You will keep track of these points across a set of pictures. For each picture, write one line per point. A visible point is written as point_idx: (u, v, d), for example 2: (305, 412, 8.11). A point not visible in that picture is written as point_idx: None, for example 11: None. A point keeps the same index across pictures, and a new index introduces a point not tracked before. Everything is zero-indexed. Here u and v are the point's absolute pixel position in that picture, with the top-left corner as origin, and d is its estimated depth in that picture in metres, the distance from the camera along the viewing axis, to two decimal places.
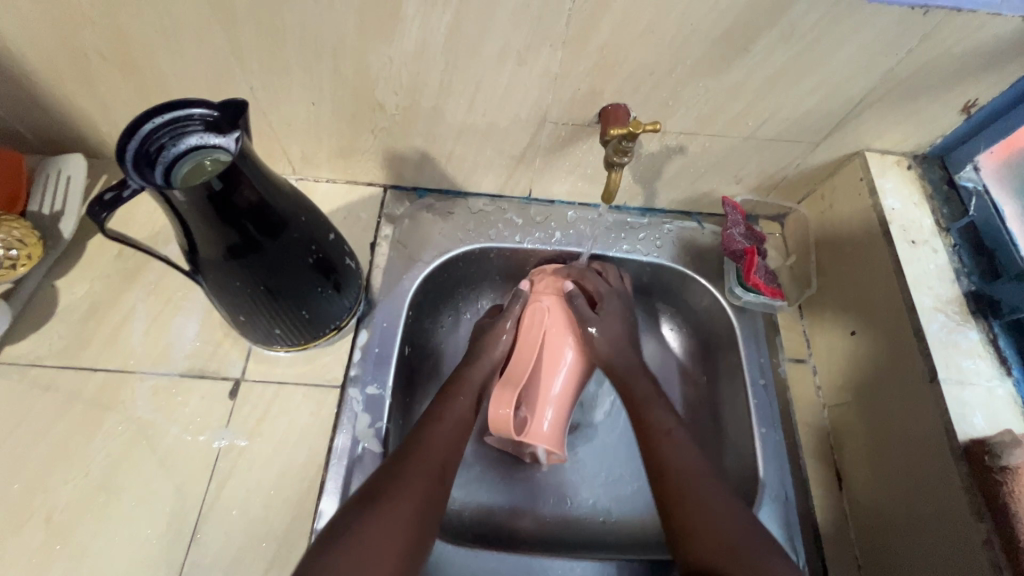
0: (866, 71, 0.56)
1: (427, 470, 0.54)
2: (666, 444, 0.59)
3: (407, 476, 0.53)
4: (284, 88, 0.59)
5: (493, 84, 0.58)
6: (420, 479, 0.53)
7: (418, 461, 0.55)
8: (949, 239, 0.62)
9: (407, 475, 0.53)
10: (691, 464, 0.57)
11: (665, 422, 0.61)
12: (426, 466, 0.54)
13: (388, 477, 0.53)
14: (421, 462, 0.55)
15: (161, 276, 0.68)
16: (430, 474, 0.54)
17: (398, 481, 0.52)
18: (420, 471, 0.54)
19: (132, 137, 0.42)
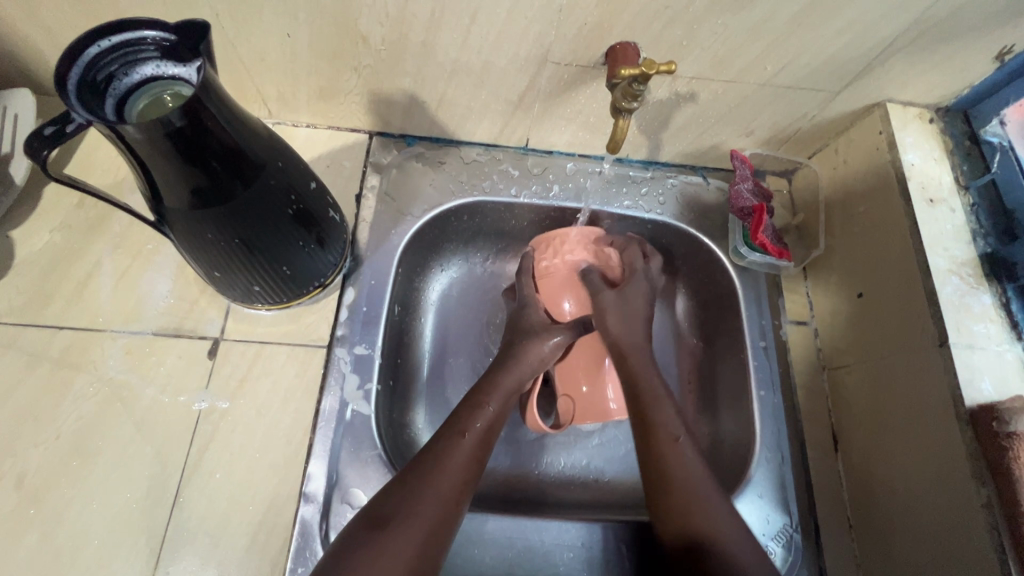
0: (901, 11, 0.51)
1: (467, 458, 0.51)
2: (671, 454, 0.52)
3: (447, 470, 0.49)
4: (255, 16, 0.53)
5: (490, 17, 0.52)
6: (460, 464, 0.50)
7: (459, 449, 0.51)
8: (968, 198, 0.60)
9: (448, 466, 0.50)
10: (695, 474, 0.51)
11: (672, 429, 0.54)
12: (467, 452, 0.51)
13: (426, 472, 0.49)
14: (460, 450, 0.51)
15: (127, 228, 0.63)
16: (470, 463, 0.51)
17: (435, 471, 0.49)
18: (460, 459, 0.51)
19: (75, 63, 0.36)
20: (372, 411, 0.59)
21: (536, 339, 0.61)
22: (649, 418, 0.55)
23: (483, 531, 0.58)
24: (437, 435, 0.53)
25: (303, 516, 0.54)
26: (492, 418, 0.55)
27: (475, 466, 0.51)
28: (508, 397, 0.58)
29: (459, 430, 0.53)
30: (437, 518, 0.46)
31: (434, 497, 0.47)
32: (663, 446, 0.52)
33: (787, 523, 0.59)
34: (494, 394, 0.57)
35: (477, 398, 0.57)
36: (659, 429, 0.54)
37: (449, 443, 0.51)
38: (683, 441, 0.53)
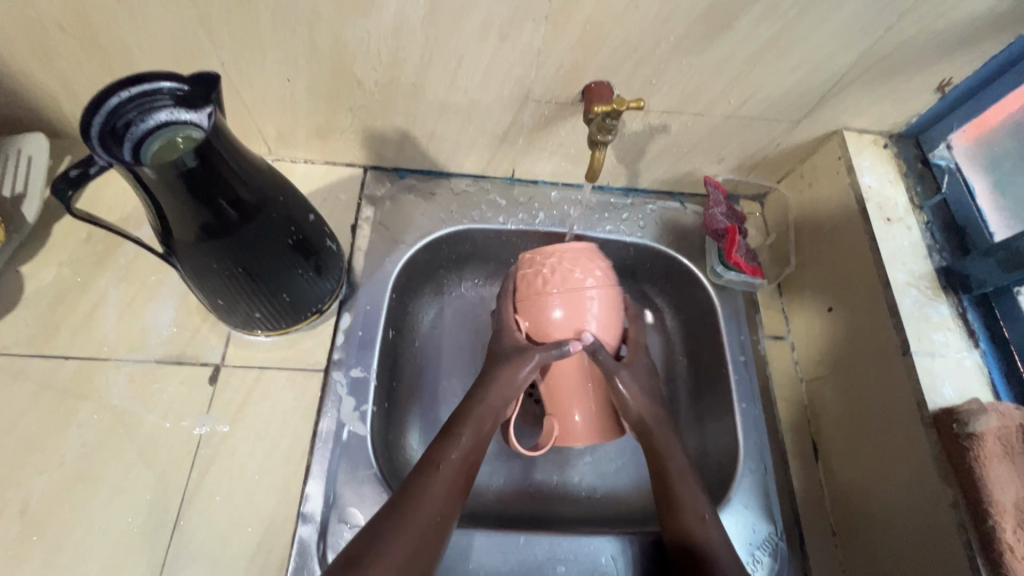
0: (846, 50, 0.56)
1: (444, 491, 0.52)
2: (699, 532, 0.54)
3: (425, 504, 0.50)
4: (258, 63, 0.57)
5: (475, 61, 0.57)
6: (438, 498, 0.51)
7: (437, 481, 0.52)
8: (923, 216, 0.64)
9: (428, 499, 0.51)
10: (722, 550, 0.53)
11: (698, 507, 0.55)
12: (445, 484, 0.52)
13: (407, 506, 0.50)
14: (438, 482, 0.52)
15: (132, 260, 0.66)
16: (449, 494, 0.52)
17: (415, 505, 0.50)
18: (439, 492, 0.51)
19: (98, 112, 0.40)
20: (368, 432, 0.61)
21: (510, 363, 0.60)
22: (674, 492, 0.57)
23: (477, 547, 0.60)
24: (415, 469, 0.54)
25: (301, 536, 0.56)
26: (467, 449, 0.55)
27: (454, 499, 0.52)
28: (484, 425, 0.58)
29: (436, 461, 0.54)
30: (417, 552, 0.47)
31: (413, 530, 0.48)
32: (688, 521, 0.54)
33: (772, 531, 0.61)
34: (467, 424, 0.57)
35: (451, 429, 0.57)
36: (685, 504, 0.56)
37: (426, 476, 0.52)
38: (709, 518, 0.55)
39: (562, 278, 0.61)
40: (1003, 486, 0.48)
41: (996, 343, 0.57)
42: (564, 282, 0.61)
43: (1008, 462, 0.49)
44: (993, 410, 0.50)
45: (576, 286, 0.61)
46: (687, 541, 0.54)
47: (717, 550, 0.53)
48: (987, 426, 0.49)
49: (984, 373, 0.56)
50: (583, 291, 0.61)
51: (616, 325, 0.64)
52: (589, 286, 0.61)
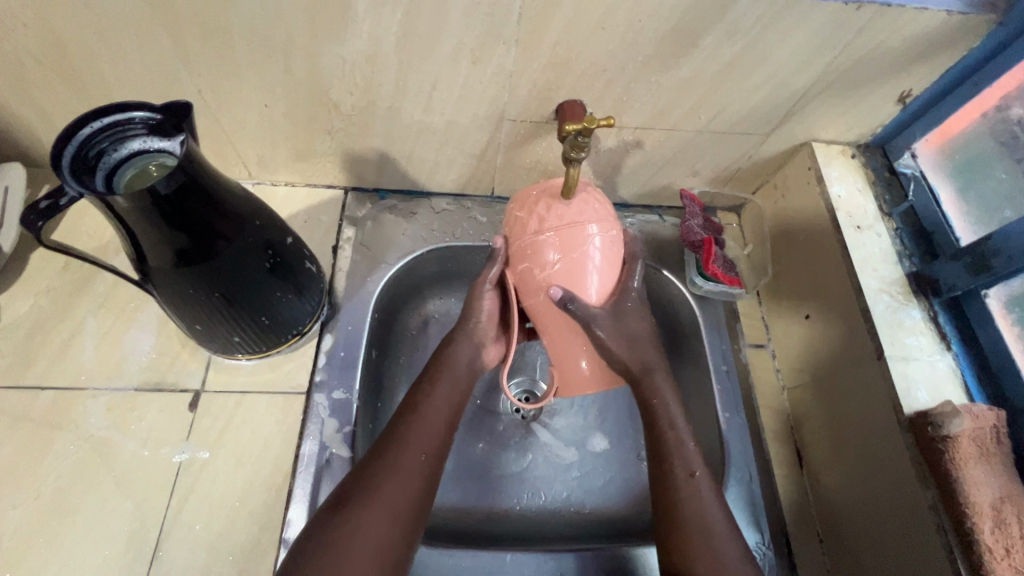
0: (809, 65, 0.57)
1: (427, 434, 0.52)
2: (685, 490, 0.54)
3: (411, 447, 0.51)
4: (235, 90, 0.58)
5: (449, 84, 0.58)
6: (427, 440, 0.52)
7: (425, 425, 0.52)
8: (892, 223, 0.66)
9: (412, 446, 0.51)
10: (710, 519, 0.52)
11: (689, 464, 0.55)
12: (428, 430, 0.52)
13: (393, 452, 0.50)
14: (426, 424, 0.52)
15: (111, 289, 0.66)
16: (433, 438, 0.52)
17: (403, 449, 0.50)
18: (428, 436, 0.52)
19: (69, 143, 0.41)
20: (351, 454, 0.60)
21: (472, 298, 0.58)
22: (663, 449, 0.56)
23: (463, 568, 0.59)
24: (396, 416, 0.54)
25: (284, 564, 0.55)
26: (449, 394, 0.55)
27: (444, 441, 0.53)
28: (467, 364, 0.57)
29: (421, 406, 0.54)
30: (407, 497, 0.48)
31: (404, 474, 0.49)
32: (676, 478, 0.54)
33: (759, 541, 0.61)
34: (450, 364, 0.56)
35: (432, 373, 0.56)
36: (675, 459, 0.55)
37: (415, 419, 0.52)
38: (699, 476, 0.55)
39: (556, 216, 0.51)
40: (979, 487, 0.49)
41: (968, 345, 0.58)
42: (557, 220, 0.50)
43: (983, 463, 0.50)
44: (968, 412, 0.51)
45: (572, 225, 0.50)
46: (671, 505, 0.54)
47: (704, 509, 0.53)
48: (961, 428, 0.50)
49: (957, 375, 0.57)
50: (581, 232, 0.51)
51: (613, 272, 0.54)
52: (592, 228, 0.51)
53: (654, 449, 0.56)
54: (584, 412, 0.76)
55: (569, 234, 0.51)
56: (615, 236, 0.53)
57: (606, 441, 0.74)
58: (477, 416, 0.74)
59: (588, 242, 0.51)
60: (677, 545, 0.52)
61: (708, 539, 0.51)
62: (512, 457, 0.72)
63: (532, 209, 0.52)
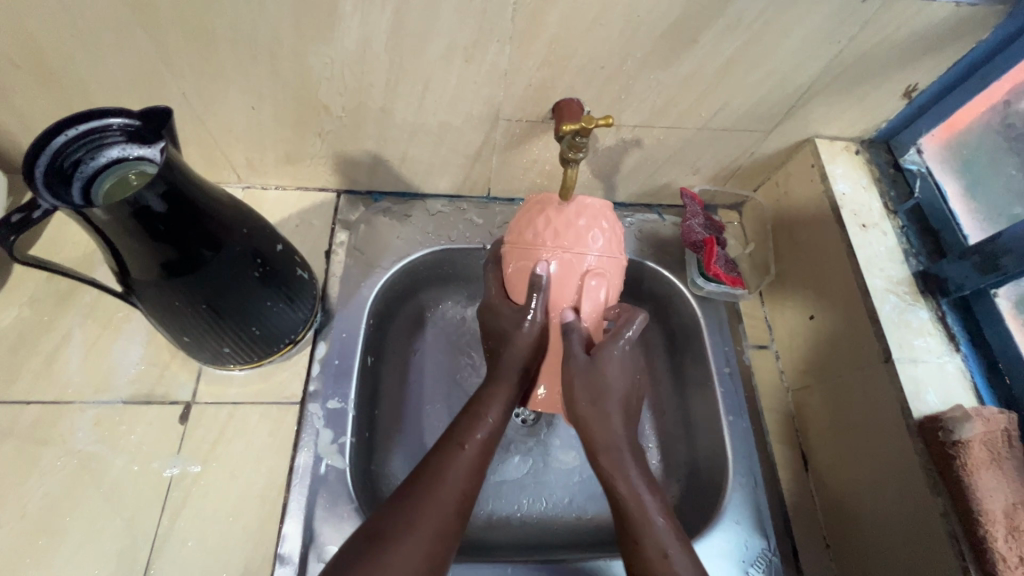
0: (813, 60, 0.56)
1: (466, 471, 0.50)
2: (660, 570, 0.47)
3: (445, 485, 0.49)
4: (221, 92, 0.56)
5: (442, 83, 0.56)
6: (461, 477, 0.50)
7: (461, 462, 0.50)
8: (898, 221, 0.65)
9: (446, 484, 0.49)
10: None
11: (633, 483, 0.51)
12: (468, 463, 0.51)
13: (429, 488, 0.48)
14: (461, 462, 0.50)
15: (97, 298, 0.64)
16: (472, 472, 0.51)
17: (436, 487, 0.48)
18: (461, 473, 0.50)
19: (42, 153, 0.39)
20: (347, 466, 0.59)
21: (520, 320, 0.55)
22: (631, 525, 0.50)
23: None
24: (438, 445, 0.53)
25: None
26: (490, 430, 0.53)
27: (477, 479, 0.51)
28: (509, 401, 0.55)
29: (459, 442, 0.52)
30: (438, 533, 0.47)
31: (433, 512, 0.47)
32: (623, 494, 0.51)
33: (765, 548, 0.59)
34: (494, 400, 0.54)
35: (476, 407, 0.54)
36: (619, 481, 0.52)
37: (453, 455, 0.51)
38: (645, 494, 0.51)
39: (557, 242, 0.52)
40: (991, 493, 0.48)
41: (976, 346, 0.57)
42: (558, 246, 0.52)
43: (994, 468, 0.49)
44: (978, 415, 0.50)
45: (570, 252, 0.52)
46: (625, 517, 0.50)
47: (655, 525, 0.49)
48: (972, 433, 0.48)
49: (966, 377, 0.56)
50: (579, 258, 0.52)
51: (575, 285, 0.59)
52: (592, 253, 0.52)
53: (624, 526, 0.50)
54: None
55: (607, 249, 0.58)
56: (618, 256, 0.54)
57: None
58: None
59: (585, 268, 0.53)
60: None
61: (655, 543, 0.48)
62: (513, 463, 0.71)
63: (536, 227, 0.53)
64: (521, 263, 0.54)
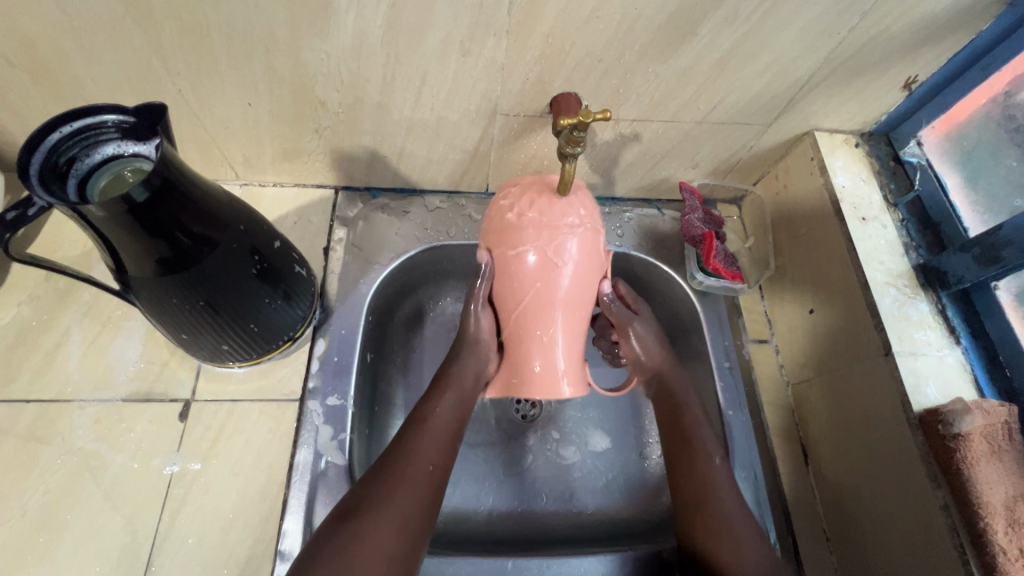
0: (812, 52, 0.55)
1: (434, 444, 0.54)
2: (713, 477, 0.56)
3: (415, 459, 0.52)
4: (216, 88, 0.56)
5: (438, 78, 0.56)
6: (428, 451, 0.53)
7: (427, 435, 0.54)
8: (898, 214, 0.64)
9: (417, 457, 0.52)
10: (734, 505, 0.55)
11: (709, 447, 0.58)
12: (433, 438, 0.54)
13: (396, 461, 0.52)
14: (427, 436, 0.54)
15: (95, 297, 0.64)
16: (440, 445, 0.54)
17: (407, 461, 0.52)
18: (428, 446, 0.53)
19: (37, 150, 0.39)
20: (347, 462, 0.59)
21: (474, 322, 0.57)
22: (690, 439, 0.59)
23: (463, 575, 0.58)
24: (403, 426, 0.56)
25: None
26: (454, 408, 0.57)
27: (447, 450, 0.54)
28: (466, 385, 0.58)
29: (422, 419, 0.55)
30: (411, 503, 0.50)
31: (404, 486, 0.50)
32: (698, 457, 0.57)
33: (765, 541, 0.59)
34: (450, 384, 0.57)
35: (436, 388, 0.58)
36: (680, 399, 0.61)
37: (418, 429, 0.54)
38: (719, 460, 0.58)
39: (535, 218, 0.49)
40: (992, 486, 0.47)
41: (977, 338, 0.56)
42: (535, 223, 0.49)
43: (994, 460, 0.49)
44: (979, 408, 0.50)
45: (550, 229, 0.49)
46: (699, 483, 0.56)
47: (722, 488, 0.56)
48: (973, 426, 0.48)
49: (967, 370, 0.55)
50: (557, 237, 0.49)
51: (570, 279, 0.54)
52: (569, 232, 0.49)
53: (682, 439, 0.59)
54: (585, 411, 0.75)
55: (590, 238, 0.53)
56: (596, 239, 0.51)
57: (608, 440, 0.73)
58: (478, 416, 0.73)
59: (566, 249, 0.49)
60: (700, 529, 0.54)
61: (706, 451, 0.58)
62: (513, 459, 0.71)
63: (512, 204, 0.50)
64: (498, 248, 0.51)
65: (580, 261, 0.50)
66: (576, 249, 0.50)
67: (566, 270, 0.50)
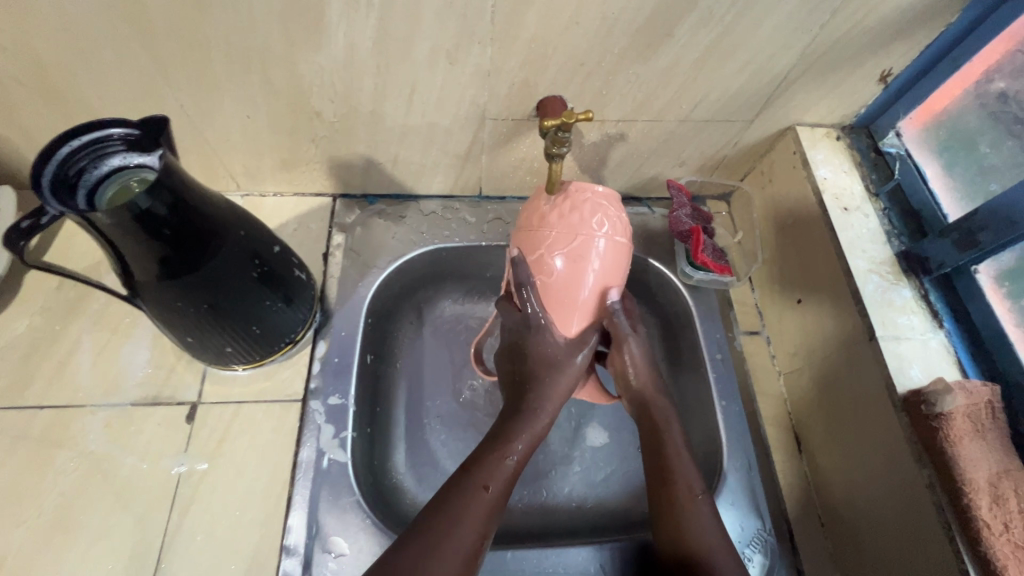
0: (788, 48, 0.57)
1: (486, 511, 0.51)
2: (688, 507, 0.54)
3: (469, 522, 0.49)
4: (216, 102, 0.58)
5: (428, 86, 0.58)
6: (479, 516, 0.50)
7: (477, 503, 0.51)
8: (879, 204, 0.66)
9: (465, 523, 0.49)
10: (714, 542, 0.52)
11: (692, 485, 0.55)
12: (487, 504, 0.51)
13: (447, 523, 0.49)
14: (479, 502, 0.51)
15: (104, 306, 0.66)
16: (492, 512, 0.51)
17: (456, 524, 0.49)
18: (481, 512, 0.50)
19: (48, 162, 0.41)
20: (349, 459, 0.60)
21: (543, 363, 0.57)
22: (670, 469, 0.56)
23: None
24: (462, 480, 0.53)
25: (285, 569, 0.55)
26: (513, 466, 0.55)
27: (493, 517, 0.51)
28: (531, 436, 0.57)
29: (482, 483, 0.52)
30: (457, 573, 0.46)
31: (454, 552, 0.47)
32: (679, 496, 0.54)
33: (760, 527, 0.60)
34: (515, 435, 0.56)
35: (503, 442, 0.56)
36: (666, 425, 0.59)
37: (471, 493, 0.51)
38: (701, 498, 0.55)
39: (564, 227, 0.52)
40: (975, 463, 0.49)
41: (960, 321, 0.58)
42: (563, 228, 0.52)
43: (978, 439, 0.50)
44: (961, 388, 0.51)
45: (577, 237, 0.52)
46: (674, 522, 0.53)
47: (704, 531, 0.53)
48: (954, 406, 0.49)
49: (951, 353, 0.56)
50: (588, 239, 0.52)
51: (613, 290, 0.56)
52: (599, 237, 0.53)
53: (664, 476, 0.56)
54: (581, 407, 0.76)
55: (618, 254, 0.54)
56: (621, 251, 0.54)
57: (604, 435, 0.75)
58: None
59: (592, 253, 0.53)
60: (666, 543, 0.53)
61: (687, 483, 0.55)
62: None
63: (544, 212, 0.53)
64: (534, 242, 0.53)
65: (602, 267, 0.54)
66: (600, 254, 0.53)
67: (591, 273, 0.53)
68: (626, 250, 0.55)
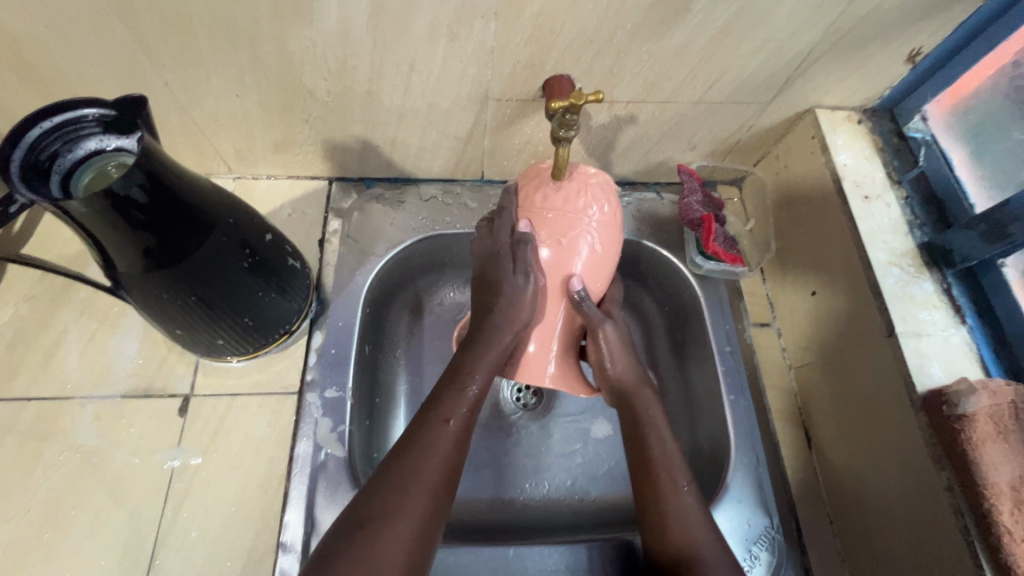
0: (811, 26, 0.53)
1: (452, 445, 0.47)
2: (670, 498, 0.50)
3: (431, 460, 0.46)
4: (203, 81, 0.55)
5: (427, 64, 0.55)
6: (444, 452, 0.46)
7: (439, 438, 0.47)
8: (902, 192, 0.63)
9: (428, 461, 0.45)
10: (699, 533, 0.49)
11: (678, 476, 0.52)
12: (451, 440, 0.47)
13: (406, 467, 0.45)
14: (441, 437, 0.47)
15: (92, 294, 0.64)
16: (457, 448, 0.47)
17: (418, 467, 0.45)
18: (444, 447, 0.47)
19: (16, 145, 0.39)
20: (347, 454, 0.59)
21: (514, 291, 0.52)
22: (651, 457, 0.53)
23: (467, 567, 0.57)
24: (421, 418, 0.48)
25: (282, 567, 0.54)
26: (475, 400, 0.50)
27: (457, 453, 0.47)
28: (491, 366, 0.52)
29: (443, 416, 0.48)
30: (425, 510, 0.44)
31: (421, 491, 0.44)
32: (663, 488, 0.51)
33: (768, 525, 0.59)
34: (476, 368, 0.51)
35: (459, 377, 0.51)
36: (646, 412, 0.55)
37: (428, 432, 0.47)
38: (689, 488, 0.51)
39: (554, 208, 0.51)
40: (997, 466, 0.47)
41: (983, 318, 0.55)
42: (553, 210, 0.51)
43: (1002, 442, 0.48)
44: (984, 388, 0.49)
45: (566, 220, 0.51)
46: (659, 517, 0.50)
47: (690, 523, 0.49)
48: (978, 407, 0.48)
49: (973, 350, 0.54)
50: (577, 223, 0.50)
51: (602, 276, 0.54)
52: (589, 220, 0.51)
53: (646, 464, 0.52)
54: (585, 399, 0.74)
55: (610, 238, 0.52)
56: (612, 236, 0.52)
57: (608, 426, 0.73)
58: (488, 409, 0.73)
59: (580, 237, 0.51)
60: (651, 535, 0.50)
61: (672, 475, 0.52)
62: (515, 446, 0.71)
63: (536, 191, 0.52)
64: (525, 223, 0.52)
65: (593, 251, 0.52)
66: (589, 239, 0.51)
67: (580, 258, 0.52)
68: (617, 239, 0.53)
